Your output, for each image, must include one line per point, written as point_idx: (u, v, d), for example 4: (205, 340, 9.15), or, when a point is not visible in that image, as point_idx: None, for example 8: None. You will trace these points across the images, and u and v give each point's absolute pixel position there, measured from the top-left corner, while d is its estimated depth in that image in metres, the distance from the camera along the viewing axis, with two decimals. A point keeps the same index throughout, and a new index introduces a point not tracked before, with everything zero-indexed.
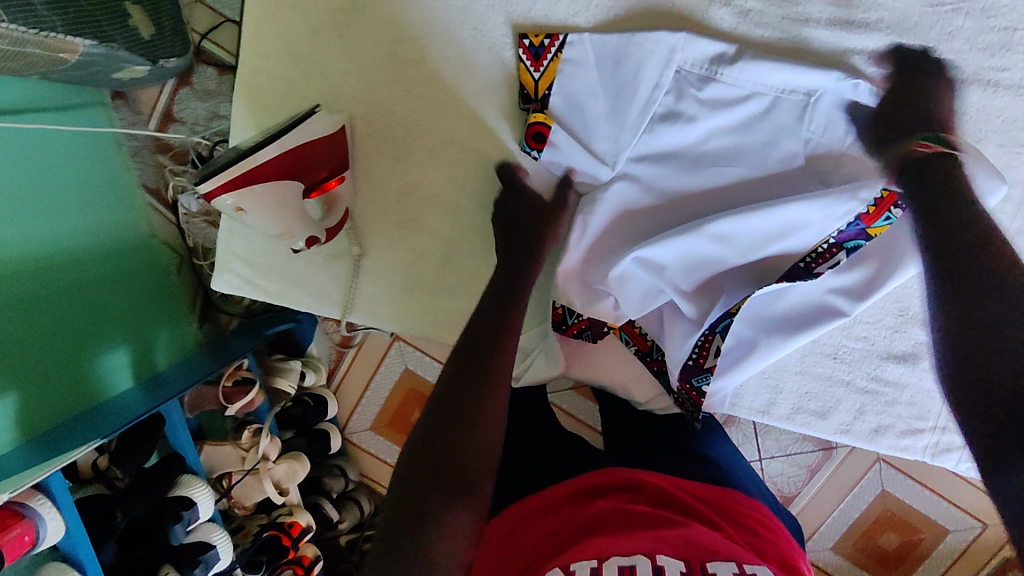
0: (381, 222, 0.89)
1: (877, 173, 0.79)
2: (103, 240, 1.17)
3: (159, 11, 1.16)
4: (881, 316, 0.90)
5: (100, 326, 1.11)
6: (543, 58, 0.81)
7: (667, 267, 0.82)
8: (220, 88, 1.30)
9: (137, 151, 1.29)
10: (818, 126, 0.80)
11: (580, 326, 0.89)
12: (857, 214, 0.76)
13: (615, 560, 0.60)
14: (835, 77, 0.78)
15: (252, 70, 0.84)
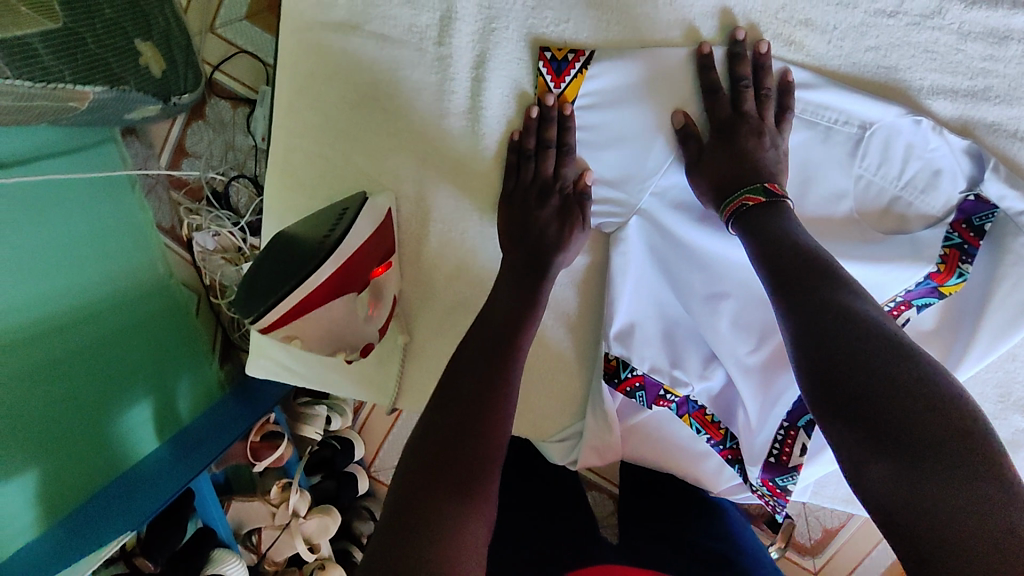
0: (428, 300, 0.81)
1: (924, 228, 0.70)
2: (121, 292, 1.12)
3: (170, 44, 1.10)
4: (978, 403, 0.76)
5: (121, 384, 1.06)
6: (566, 74, 0.74)
7: (721, 332, 0.73)
8: (236, 121, 1.23)
9: (151, 188, 1.24)
10: (872, 163, 0.71)
11: (634, 382, 0.77)
12: (928, 274, 0.69)
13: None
14: (893, 112, 0.69)
15: (286, 141, 0.78)
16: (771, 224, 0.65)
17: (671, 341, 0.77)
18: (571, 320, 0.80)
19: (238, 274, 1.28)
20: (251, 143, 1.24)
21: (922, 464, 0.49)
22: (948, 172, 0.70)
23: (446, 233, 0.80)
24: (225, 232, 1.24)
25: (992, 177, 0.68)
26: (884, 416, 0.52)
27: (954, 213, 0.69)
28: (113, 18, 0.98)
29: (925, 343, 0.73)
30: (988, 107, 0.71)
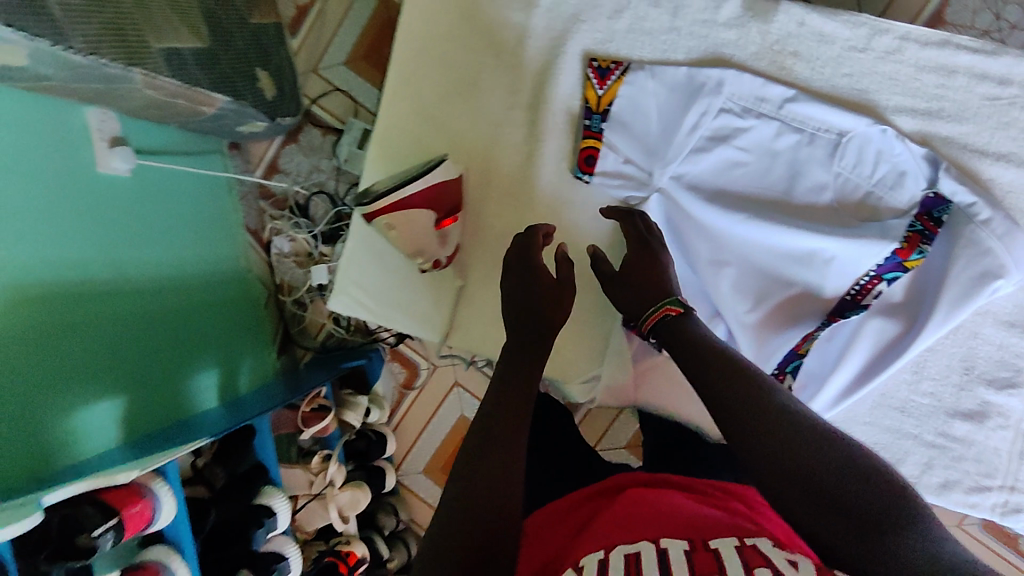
0: (481, 257, 1.01)
1: (893, 216, 0.86)
2: (209, 274, 1.30)
3: (281, 78, 1.35)
4: (948, 374, 1.00)
5: (197, 348, 1.21)
6: (607, 79, 0.90)
7: (724, 292, 0.90)
8: (323, 146, 1.46)
9: (244, 195, 1.44)
10: (848, 162, 0.87)
11: None
12: (894, 250, 0.84)
13: (622, 549, 0.63)
14: (865, 123, 0.85)
15: (387, 122, 0.92)
16: (689, 330, 0.79)
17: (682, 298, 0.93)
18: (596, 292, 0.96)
19: (304, 276, 1.46)
20: (333, 165, 1.46)
21: (857, 518, 0.61)
22: (912, 173, 0.86)
23: (503, 208, 0.99)
24: (300, 237, 1.44)
25: (946, 177, 0.84)
26: (815, 485, 0.63)
27: (917, 207, 0.85)
28: (244, 50, 1.24)
29: (892, 313, 0.89)
30: (941, 125, 0.87)
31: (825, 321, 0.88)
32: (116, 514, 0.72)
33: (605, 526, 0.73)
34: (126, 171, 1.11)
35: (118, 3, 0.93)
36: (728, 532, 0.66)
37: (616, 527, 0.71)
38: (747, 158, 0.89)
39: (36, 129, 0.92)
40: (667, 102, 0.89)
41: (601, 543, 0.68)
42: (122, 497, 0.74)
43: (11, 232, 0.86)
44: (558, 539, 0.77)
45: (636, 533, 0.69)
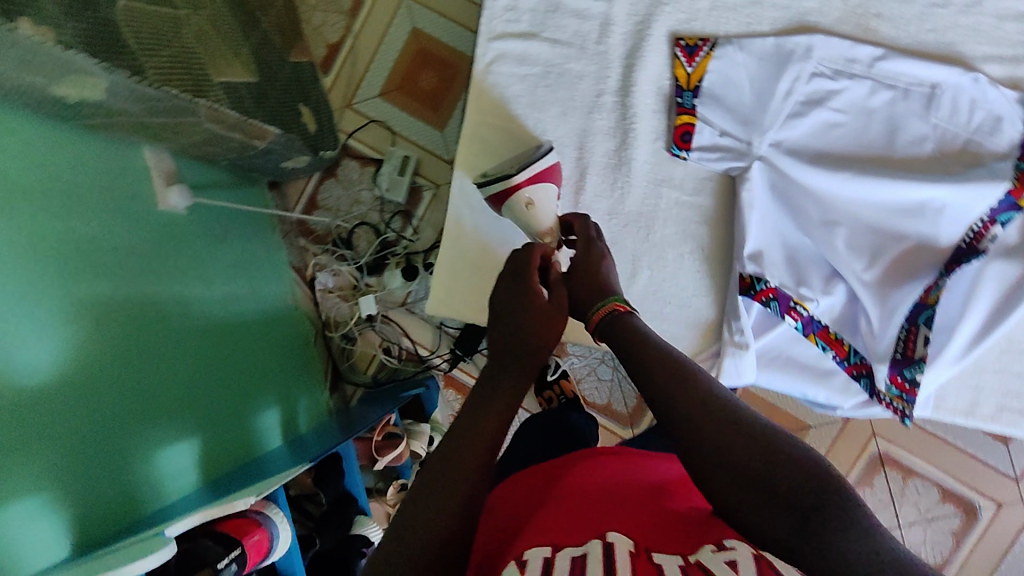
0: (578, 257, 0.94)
1: (999, 161, 0.85)
2: (262, 312, 1.27)
3: (320, 113, 1.37)
4: None
5: (259, 386, 1.17)
6: (696, 55, 0.92)
7: (838, 250, 0.88)
8: (363, 178, 1.46)
9: (286, 234, 1.43)
10: (944, 113, 0.87)
11: (768, 293, 0.90)
12: (1006, 190, 0.83)
13: (569, 550, 0.53)
14: (956, 73, 0.88)
15: (478, 118, 0.91)
16: (633, 327, 0.76)
17: (794, 262, 0.91)
18: (706, 255, 0.95)
19: (350, 309, 1.43)
20: (374, 195, 1.46)
21: (794, 508, 0.58)
22: (1009, 118, 0.86)
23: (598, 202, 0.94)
24: (344, 270, 1.43)
25: None
26: (771, 484, 0.60)
27: (1019, 150, 0.84)
28: (287, 87, 1.27)
29: (1012, 256, 0.85)
30: (1023, 69, 0.91)
31: (942, 271, 0.85)
32: (239, 546, 0.80)
33: (546, 513, 0.63)
34: (183, 208, 1.10)
35: (183, 40, 0.94)
36: (670, 543, 0.57)
37: (550, 520, 0.61)
38: (845, 119, 0.89)
39: (97, 167, 0.91)
40: (760, 70, 0.90)
41: (538, 540, 0.57)
42: (243, 528, 0.84)
43: (88, 268, 0.86)
44: (495, 526, 0.66)
45: (574, 526, 0.59)
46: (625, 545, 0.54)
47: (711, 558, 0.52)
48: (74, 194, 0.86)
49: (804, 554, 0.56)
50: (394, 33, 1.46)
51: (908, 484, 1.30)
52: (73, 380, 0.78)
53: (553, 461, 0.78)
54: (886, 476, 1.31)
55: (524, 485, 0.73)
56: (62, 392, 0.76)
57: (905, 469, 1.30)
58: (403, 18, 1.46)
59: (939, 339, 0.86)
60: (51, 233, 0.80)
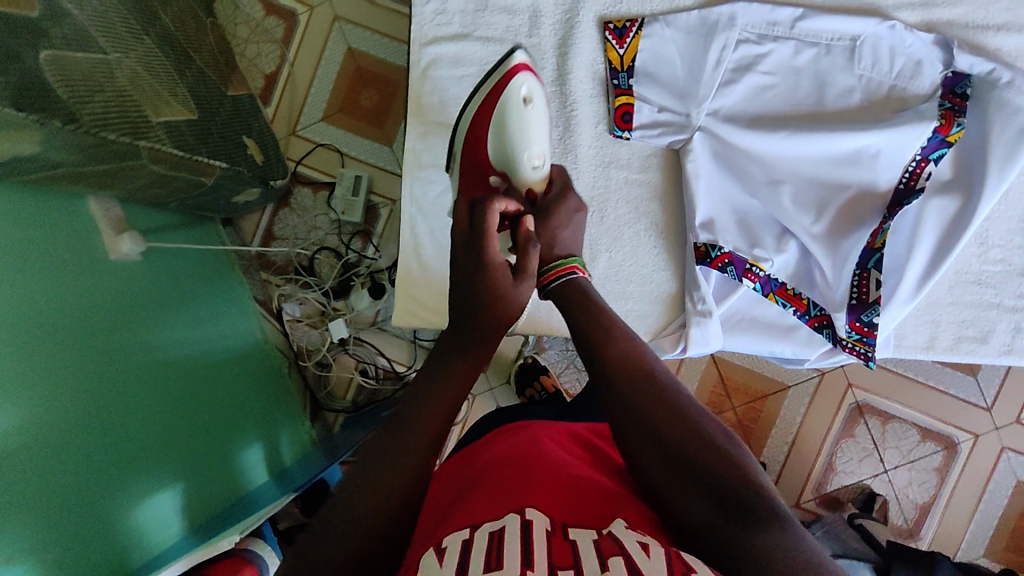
0: None
1: (920, 101, 0.89)
2: (232, 350, 1.24)
3: (265, 143, 1.35)
4: (1012, 237, 0.96)
5: (238, 423, 1.15)
6: (626, 37, 0.93)
7: (786, 207, 0.91)
8: (316, 204, 1.45)
9: (246, 269, 1.41)
10: (866, 61, 0.90)
11: (724, 259, 0.92)
12: (934, 128, 0.86)
13: (486, 528, 0.51)
14: (874, 22, 0.89)
15: (422, 126, 0.91)
16: (589, 295, 0.76)
17: (747, 225, 0.93)
18: (660, 231, 0.96)
19: (321, 336, 1.41)
20: (330, 219, 1.44)
21: (725, 503, 0.54)
22: (927, 60, 0.89)
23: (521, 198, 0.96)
24: (310, 297, 1.41)
25: (961, 54, 0.87)
26: (711, 479, 0.56)
27: (940, 89, 0.88)
28: (229, 119, 1.25)
29: (947, 190, 0.89)
30: (938, 10, 0.91)
31: (886, 214, 0.88)
32: None
33: (478, 489, 0.59)
34: (137, 254, 1.07)
35: (116, 83, 0.93)
36: (596, 515, 0.55)
37: (476, 500, 0.57)
38: (774, 81, 0.92)
39: (49, 218, 0.89)
40: (686, 46, 0.92)
41: (455, 522, 0.54)
42: None
43: (52, 320, 0.83)
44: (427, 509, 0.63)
45: (500, 504, 0.55)
46: (542, 527, 0.51)
47: (622, 533, 0.50)
48: (31, 246, 0.84)
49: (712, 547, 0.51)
50: (330, 54, 1.46)
51: (887, 429, 1.33)
52: (44, 438, 0.75)
53: (500, 435, 0.76)
54: (866, 425, 1.34)
55: (461, 467, 0.71)
56: (34, 450, 0.73)
57: (883, 415, 1.34)
58: (336, 37, 1.46)
59: (894, 278, 0.89)
60: (17, 285, 0.79)
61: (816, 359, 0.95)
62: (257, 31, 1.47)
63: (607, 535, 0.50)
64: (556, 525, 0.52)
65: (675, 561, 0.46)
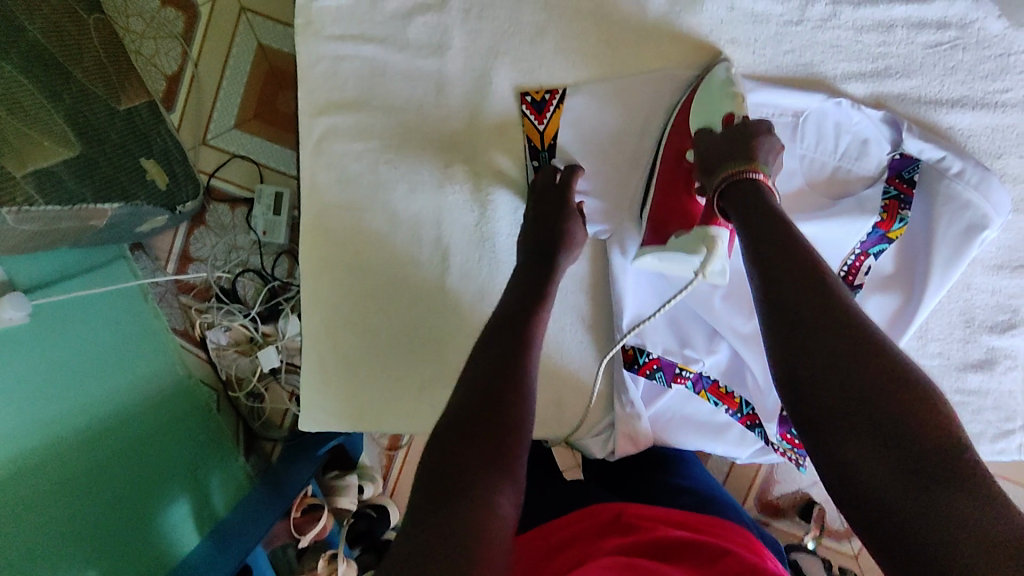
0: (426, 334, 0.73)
1: (865, 187, 0.68)
2: (149, 396, 1.16)
3: (170, 160, 1.19)
4: (952, 329, 0.71)
5: (158, 483, 1.07)
6: (547, 112, 0.71)
7: (716, 307, 0.70)
8: (235, 221, 1.32)
9: (161, 297, 1.30)
10: (810, 142, 0.68)
11: (651, 365, 0.72)
12: (876, 223, 0.66)
13: None
14: (823, 98, 0.68)
15: (316, 210, 0.71)
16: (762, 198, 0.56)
17: (677, 324, 0.73)
18: (589, 322, 0.75)
19: (252, 364, 1.32)
20: (252, 238, 1.32)
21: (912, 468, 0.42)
22: (874, 139, 0.68)
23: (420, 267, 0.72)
24: (236, 325, 1.29)
25: (910, 136, 0.66)
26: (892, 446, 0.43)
27: (886, 171, 0.68)
28: (121, 141, 1.08)
29: (888, 289, 0.68)
30: (892, 83, 0.68)
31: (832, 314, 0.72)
32: None
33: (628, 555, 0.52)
34: (22, 318, 0.94)
35: None
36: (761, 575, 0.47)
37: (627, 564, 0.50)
38: None
39: None
40: (612, 127, 0.71)
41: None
42: None
43: None
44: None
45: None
46: None
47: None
48: None
49: (887, 528, 0.41)
50: (239, 51, 1.30)
51: None
52: None
53: (599, 508, 0.63)
54: None
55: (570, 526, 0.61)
56: None
57: None
58: (245, 31, 1.29)
59: None
60: None
61: (748, 457, 0.75)
62: (153, 24, 1.29)
63: None
64: None
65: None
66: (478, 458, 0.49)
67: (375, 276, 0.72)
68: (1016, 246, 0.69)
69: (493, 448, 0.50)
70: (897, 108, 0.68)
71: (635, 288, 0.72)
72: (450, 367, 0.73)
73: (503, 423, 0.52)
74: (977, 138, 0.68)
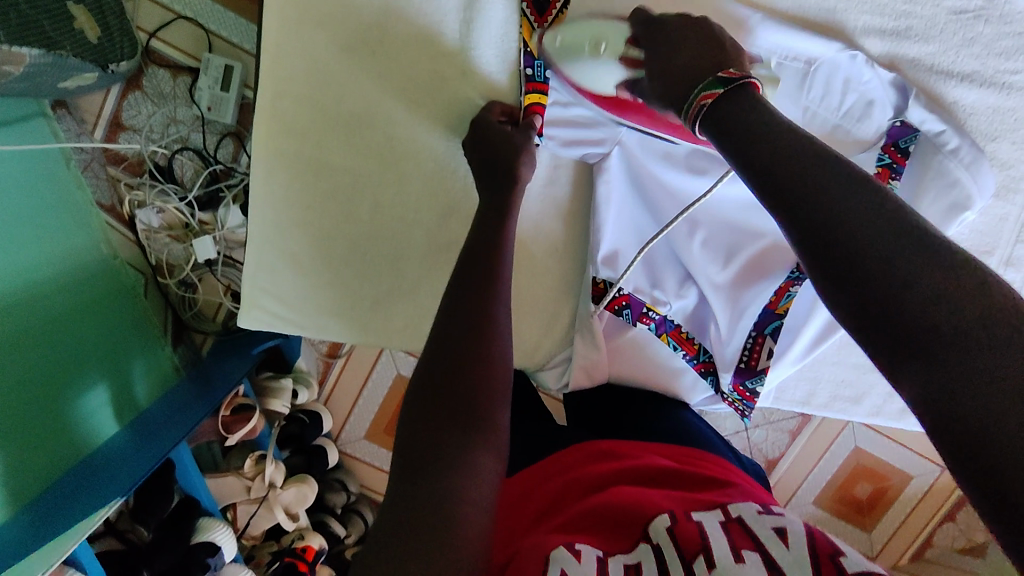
0: (389, 241, 0.68)
1: (855, 151, 0.67)
2: (67, 272, 1.05)
3: (103, 9, 1.01)
4: None
5: (75, 366, 1.00)
6: (550, 15, 0.62)
7: (692, 252, 0.68)
8: (177, 92, 1.18)
9: (87, 164, 1.17)
10: (816, 95, 0.66)
11: (620, 302, 0.71)
12: None
13: (620, 557, 0.47)
14: (837, 48, 0.64)
15: (273, 92, 0.62)
16: (745, 110, 0.47)
17: (651, 264, 0.71)
18: (560, 250, 0.73)
19: (186, 252, 1.23)
20: (194, 113, 1.19)
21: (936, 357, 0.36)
22: (881, 102, 0.65)
23: (391, 170, 0.66)
24: (169, 208, 1.18)
25: (915, 104, 0.64)
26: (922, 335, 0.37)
27: (883, 138, 0.66)
28: None
29: None
30: (909, 46, 0.65)
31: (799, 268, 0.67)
32: None
33: (610, 497, 0.54)
34: None
35: None
36: (712, 498, 0.54)
37: (608, 511, 0.53)
38: None
39: None
40: None
41: (578, 537, 0.50)
42: None
43: None
44: (509, 520, 0.57)
45: (619, 527, 0.51)
46: (664, 529, 0.48)
47: (756, 519, 0.48)
48: None
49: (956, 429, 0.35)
50: None
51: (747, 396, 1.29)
52: None
53: (580, 445, 0.67)
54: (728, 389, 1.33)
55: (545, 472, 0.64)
56: None
57: None
58: None
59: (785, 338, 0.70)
60: None
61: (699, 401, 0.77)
62: None
63: (738, 519, 0.49)
64: (677, 513, 0.50)
65: (824, 560, 0.43)
66: (448, 423, 0.47)
67: (333, 177, 0.65)
68: (987, 231, 0.70)
69: (460, 409, 0.48)
70: (907, 71, 0.66)
71: (614, 223, 0.70)
72: (406, 283, 0.69)
73: (463, 378, 0.50)
74: (977, 117, 0.66)
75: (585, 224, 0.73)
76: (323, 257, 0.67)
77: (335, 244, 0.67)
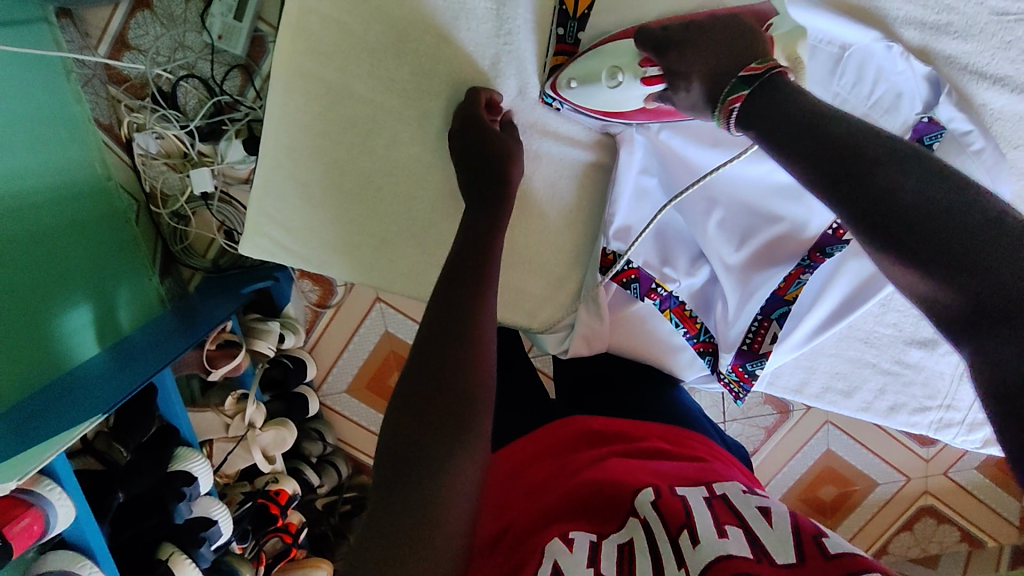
0: (403, 182, 0.67)
1: None
2: (57, 187, 1.01)
3: None
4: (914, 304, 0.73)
5: (59, 282, 0.97)
6: None
7: (710, 232, 0.68)
8: (188, 15, 1.13)
9: (88, 80, 1.12)
10: (847, 82, 0.65)
11: (630, 275, 0.70)
12: None
13: (612, 537, 0.46)
14: (875, 37, 0.63)
15: (300, 8, 0.59)
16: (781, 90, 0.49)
17: (664, 239, 0.71)
18: (572, 213, 0.72)
19: (181, 182, 1.19)
20: (203, 40, 1.14)
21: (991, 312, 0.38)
22: (910, 95, 0.65)
23: (413, 107, 0.65)
24: (169, 135, 1.15)
25: (946, 101, 0.64)
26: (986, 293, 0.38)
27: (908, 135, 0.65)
28: None
29: None
30: (946, 42, 0.64)
31: (804, 259, 0.66)
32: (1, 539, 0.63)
33: (596, 472, 0.53)
34: None
35: None
36: (696, 475, 0.52)
37: (595, 484, 0.51)
38: None
39: None
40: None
41: (568, 520, 0.48)
42: (5, 513, 0.64)
43: None
44: (495, 496, 0.57)
45: (603, 508, 0.49)
46: (650, 502, 0.47)
47: (740, 498, 0.47)
48: None
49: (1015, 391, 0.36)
50: None
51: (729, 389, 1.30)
52: None
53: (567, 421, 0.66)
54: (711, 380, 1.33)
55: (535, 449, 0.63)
56: None
57: None
58: None
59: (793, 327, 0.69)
60: None
61: (694, 380, 0.77)
62: None
63: (721, 498, 0.48)
64: (663, 489, 0.49)
65: (807, 543, 0.41)
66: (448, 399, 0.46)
67: (352, 107, 0.64)
68: None
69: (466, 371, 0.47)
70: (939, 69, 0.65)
71: (629, 197, 0.69)
72: (415, 227, 0.68)
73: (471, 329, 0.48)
74: (1003, 122, 0.66)
75: (603, 188, 0.72)
76: (335, 191, 0.66)
77: (349, 178, 0.65)
